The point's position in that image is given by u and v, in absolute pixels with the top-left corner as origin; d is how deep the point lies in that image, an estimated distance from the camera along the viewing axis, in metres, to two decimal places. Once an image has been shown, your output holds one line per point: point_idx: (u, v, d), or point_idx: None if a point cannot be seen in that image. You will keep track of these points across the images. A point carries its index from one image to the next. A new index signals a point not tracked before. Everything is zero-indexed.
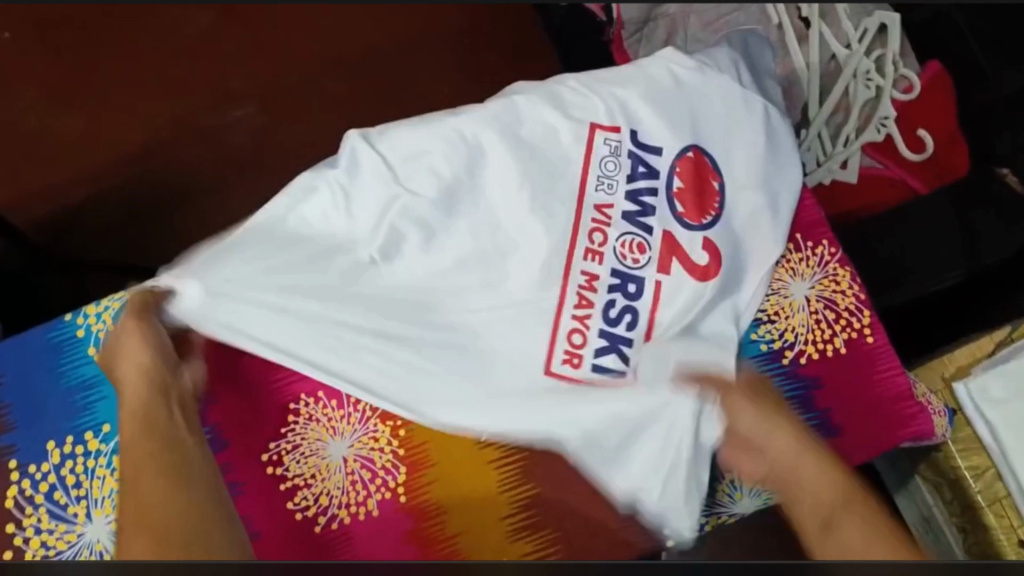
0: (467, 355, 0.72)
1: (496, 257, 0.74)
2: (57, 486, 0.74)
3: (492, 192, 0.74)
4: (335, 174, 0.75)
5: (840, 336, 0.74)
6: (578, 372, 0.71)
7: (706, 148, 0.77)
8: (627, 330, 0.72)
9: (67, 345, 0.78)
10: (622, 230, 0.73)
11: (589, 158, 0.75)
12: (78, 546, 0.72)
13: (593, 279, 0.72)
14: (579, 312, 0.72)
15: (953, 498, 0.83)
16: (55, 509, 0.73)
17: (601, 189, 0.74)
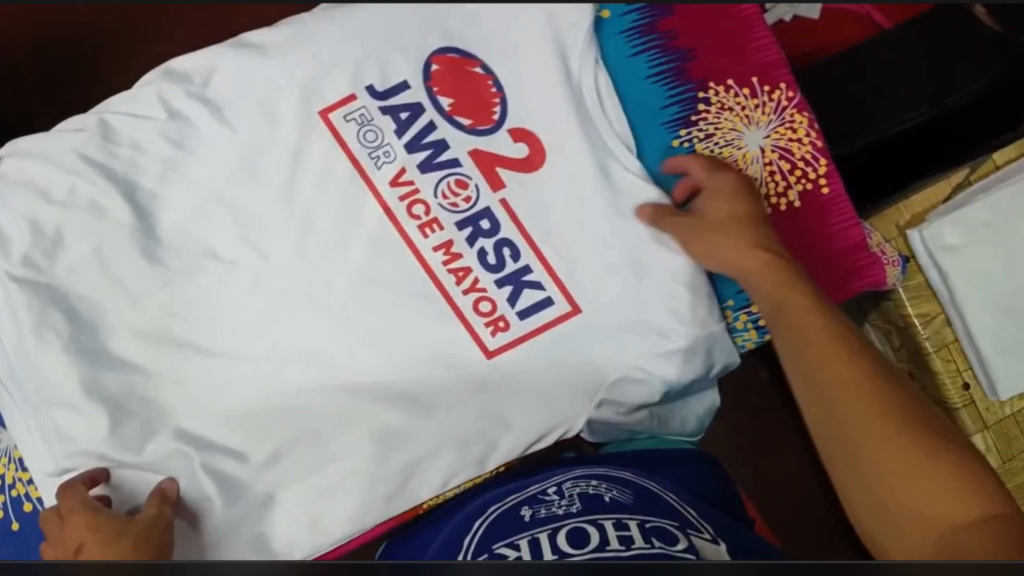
0: (350, 285, 0.68)
1: (298, 157, 0.68)
2: None
3: (267, 117, 0.68)
4: (116, 159, 0.69)
5: (795, 188, 0.70)
6: (511, 333, 0.68)
7: (445, 47, 0.70)
8: (515, 263, 0.68)
9: None
10: (436, 179, 0.68)
11: (342, 145, 0.68)
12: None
13: (450, 249, 0.68)
14: (467, 286, 0.68)
15: (901, 343, 0.82)
16: None
17: (381, 163, 0.68)
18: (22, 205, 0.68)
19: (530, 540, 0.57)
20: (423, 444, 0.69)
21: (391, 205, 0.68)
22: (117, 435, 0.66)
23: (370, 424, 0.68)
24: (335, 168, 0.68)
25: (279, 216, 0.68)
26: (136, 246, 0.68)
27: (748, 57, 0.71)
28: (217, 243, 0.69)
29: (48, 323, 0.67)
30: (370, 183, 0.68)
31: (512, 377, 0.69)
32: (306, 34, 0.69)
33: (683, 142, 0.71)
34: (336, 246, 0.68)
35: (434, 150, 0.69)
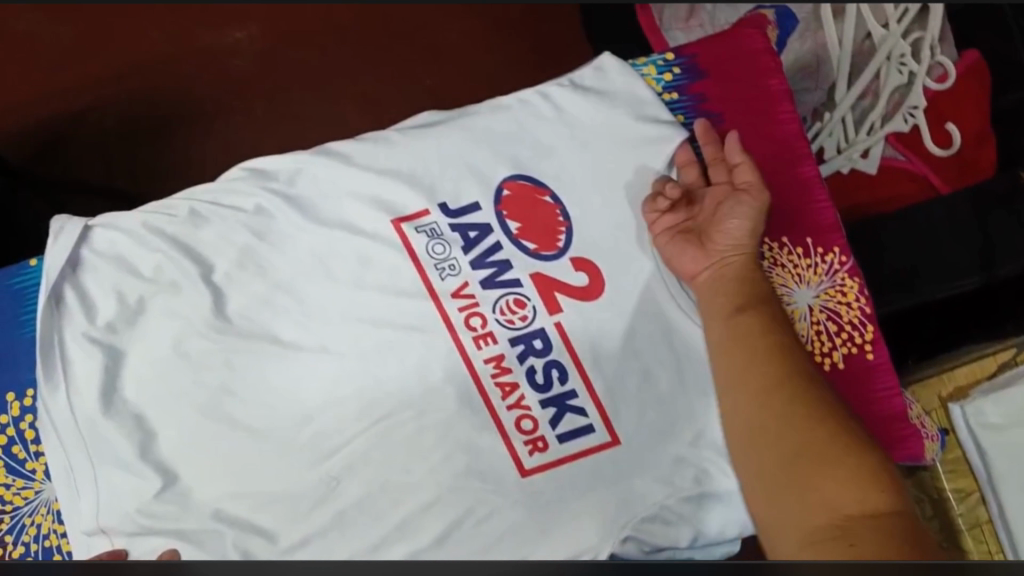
0: (398, 386, 0.69)
1: (371, 257, 0.73)
2: (16, 440, 0.72)
3: (348, 222, 0.74)
4: (200, 243, 0.74)
5: (840, 350, 0.71)
6: (548, 455, 0.69)
7: (518, 175, 0.75)
8: (562, 385, 0.70)
9: (27, 294, 0.74)
10: (495, 297, 0.72)
11: (412, 255, 0.73)
12: (36, 503, 0.71)
13: (500, 362, 0.71)
14: (511, 402, 0.70)
15: (931, 514, 0.77)
16: (13, 463, 0.72)
17: (447, 275, 0.73)
18: (107, 278, 0.73)
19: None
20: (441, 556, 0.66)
21: (449, 314, 0.72)
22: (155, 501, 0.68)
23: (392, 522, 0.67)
24: (402, 275, 0.72)
25: (340, 311, 0.72)
26: (207, 323, 0.72)
27: (805, 215, 0.74)
28: (275, 330, 0.72)
29: (116, 392, 0.71)
30: (433, 291, 0.72)
31: (540, 497, 0.67)
32: (391, 151, 0.75)
33: None
34: (394, 347, 0.71)
35: (497, 268, 0.73)
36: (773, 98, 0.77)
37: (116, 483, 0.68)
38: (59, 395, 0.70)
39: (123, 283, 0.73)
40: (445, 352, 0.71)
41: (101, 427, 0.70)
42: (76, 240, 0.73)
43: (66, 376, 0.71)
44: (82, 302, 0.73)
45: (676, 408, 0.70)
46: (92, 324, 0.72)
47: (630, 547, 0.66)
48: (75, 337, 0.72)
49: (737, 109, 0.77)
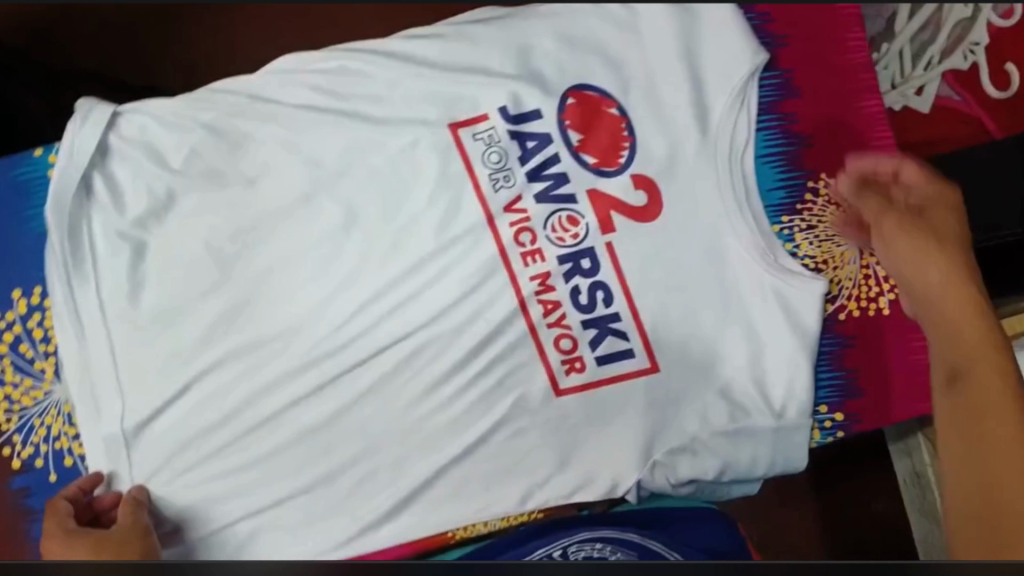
0: (437, 304, 0.70)
1: (409, 172, 0.69)
2: (23, 338, 0.69)
3: (385, 133, 0.69)
4: (227, 145, 0.69)
5: (887, 296, 0.70)
6: (585, 375, 0.70)
7: (582, 82, 0.70)
8: (606, 306, 0.70)
9: (34, 186, 0.69)
10: (547, 212, 0.70)
11: (468, 164, 0.69)
12: (46, 404, 0.69)
13: (545, 279, 0.70)
14: (553, 318, 0.71)
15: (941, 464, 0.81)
16: (20, 362, 0.69)
17: (501, 188, 0.70)
18: (137, 167, 0.69)
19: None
20: (464, 469, 0.70)
21: (500, 230, 0.70)
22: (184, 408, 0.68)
23: (426, 441, 0.70)
24: (441, 194, 0.70)
25: (380, 221, 0.70)
26: (236, 232, 0.69)
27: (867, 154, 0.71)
28: (306, 242, 0.69)
29: (147, 290, 0.69)
30: (486, 204, 0.70)
31: (569, 419, 0.70)
32: (434, 57, 0.70)
33: (783, 228, 0.71)
34: (431, 269, 0.70)
35: (554, 182, 0.70)
36: (844, 20, 0.72)
37: (146, 384, 0.68)
38: (80, 294, 0.68)
39: (142, 182, 0.69)
40: (489, 272, 0.70)
41: (129, 331, 0.68)
42: (105, 125, 0.68)
43: (88, 275, 0.68)
44: (100, 199, 0.68)
45: (717, 342, 0.69)
46: (113, 222, 0.68)
47: (654, 476, 0.69)
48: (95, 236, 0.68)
49: (812, 28, 0.72)
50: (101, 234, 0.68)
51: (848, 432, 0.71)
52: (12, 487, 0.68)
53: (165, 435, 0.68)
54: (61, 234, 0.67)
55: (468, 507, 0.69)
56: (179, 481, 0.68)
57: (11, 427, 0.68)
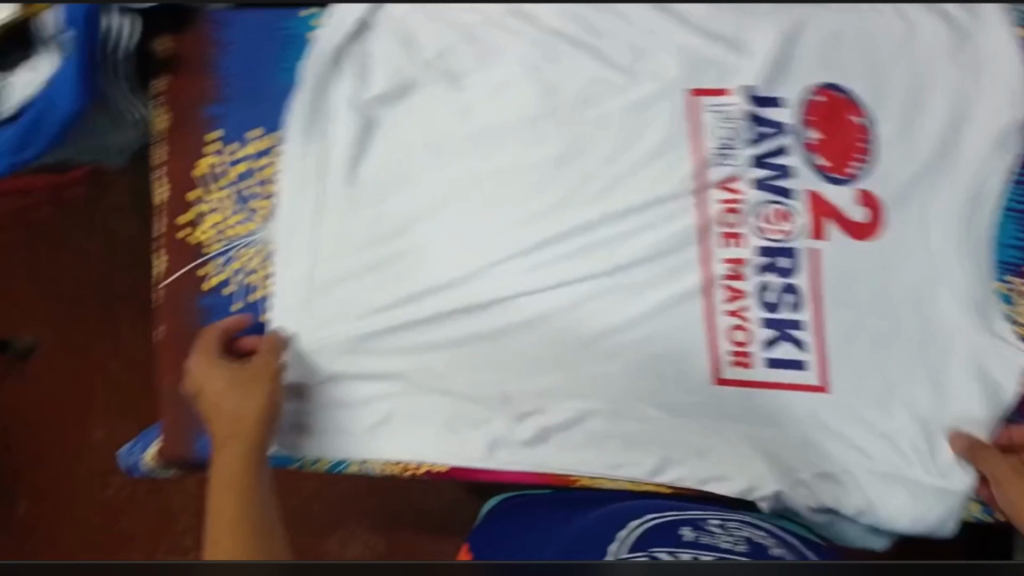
0: (624, 264, 0.69)
1: (637, 121, 0.67)
2: (247, 175, 0.73)
3: (625, 78, 0.68)
4: (472, 50, 0.70)
5: None
6: (751, 372, 0.70)
7: (835, 83, 0.68)
8: (793, 312, 0.68)
9: (291, 42, 0.74)
10: (761, 200, 0.67)
11: (695, 131, 0.67)
12: (251, 240, 0.73)
13: (739, 266, 0.68)
14: (733, 308, 0.69)
15: None
16: (240, 196, 0.73)
17: (722, 163, 0.67)
18: (387, 47, 0.71)
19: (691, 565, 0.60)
20: (609, 425, 0.72)
21: (707, 205, 0.67)
22: (363, 284, 0.72)
23: (579, 388, 0.72)
24: (662, 151, 0.67)
25: (598, 164, 0.68)
26: (454, 131, 0.69)
27: None
28: (513, 164, 0.68)
29: (359, 166, 0.71)
30: (700, 175, 0.67)
31: (726, 408, 0.71)
32: (694, 18, 0.69)
33: (1006, 290, 0.71)
34: (628, 226, 0.69)
35: (777, 173, 0.67)
36: None
37: (336, 249, 0.71)
38: (301, 150, 0.71)
39: (385, 63, 0.71)
40: (683, 242, 0.68)
41: (333, 198, 0.71)
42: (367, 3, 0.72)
43: (310, 136, 0.71)
44: (344, 72, 0.72)
45: (895, 381, 0.68)
46: (346, 92, 0.71)
47: (797, 492, 0.71)
48: (330, 102, 0.72)
49: None
50: (334, 101, 0.72)
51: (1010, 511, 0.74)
52: (200, 304, 0.74)
53: (342, 303, 0.72)
54: (307, 92, 0.72)
55: (599, 458, 0.73)
56: (340, 351, 0.72)
57: (215, 251, 0.74)
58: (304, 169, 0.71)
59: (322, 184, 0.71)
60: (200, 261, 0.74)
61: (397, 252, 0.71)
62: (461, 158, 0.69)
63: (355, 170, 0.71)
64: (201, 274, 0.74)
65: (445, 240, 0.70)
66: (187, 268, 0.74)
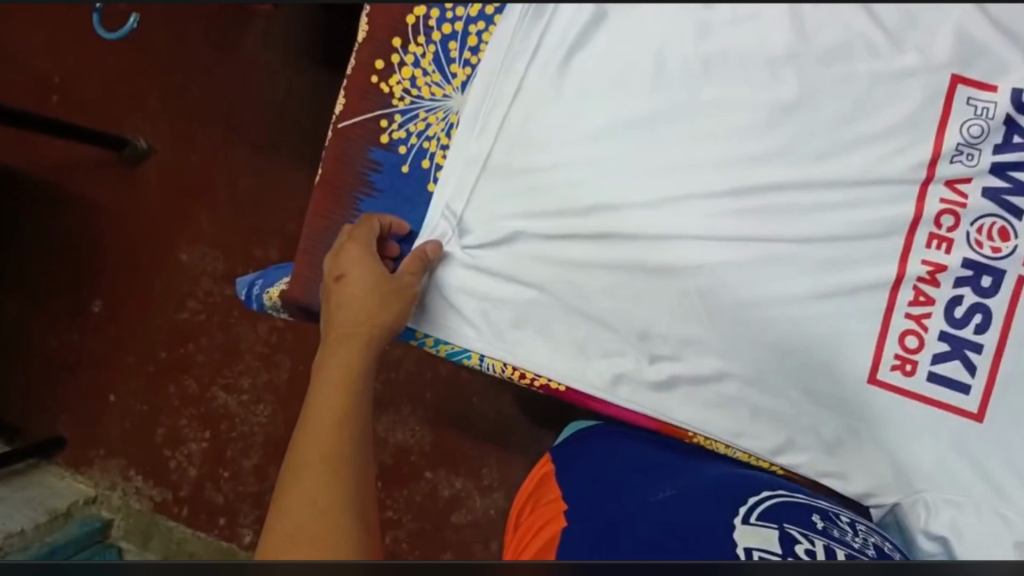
0: (815, 231, 0.65)
1: (880, 91, 0.64)
2: (455, 38, 0.70)
3: (887, 43, 0.63)
4: None
5: None
6: (907, 381, 0.65)
7: None
8: (974, 333, 0.64)
9: None
10: (984, 210, 0.64)
11: (945, 119, 0.63)
12: (438, 106, 0.71)
13: (936, 271, 0.64)
14: (916, 312, 0.65)
15: None
16: (441, 56, 0.70)
17: (958, 160, 0.63)
18: None
19: (826, 544, 0.54)
20: (742, 394, 0.67)
21: (928, 200, 0.64)
22: (540, 179, 0.68)
23: (719, 345, 0.66)
24: (896, 128, 0.64)
25: (827, 126, 0.64)
26: (691, 53, 0.65)
27: None
28: (741, 104, 0.65)
29: (578, 59, 0.67)
30: (933, 167, 0.63)
31: (867, 406, 0.66)
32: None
33: None
34: (832, 194, 0.64)
35: (1011, 187, 0.63)
36: None
37: (526, 136, 0.68)
38: (529, 26, 0.68)
39: None
40: (887, 230, 0.64)
41: (540, 84, 0.68)
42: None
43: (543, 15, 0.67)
44: None
45: None
46: None
47: (912, 512, 0.65)
48: None
49: None
50: None
51: None
52: (371, 156, 0.72)
53: (516, 192, 0.69)
54: None
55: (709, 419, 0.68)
56: (498, 242, 0.69)
57: (400, 106, 0.71)
58: (522, 47, 0.68)
59: (537, 66, 0.68)
60: (384, 113, 0.72)
61: (586, 157, 0.67)
62: (687, 84, 0.66)
63: (574, 64, 0.67)
64: (380, 126, 0.72)
65: (639, 159, 0.66)
66: (366, 115, 0.72)
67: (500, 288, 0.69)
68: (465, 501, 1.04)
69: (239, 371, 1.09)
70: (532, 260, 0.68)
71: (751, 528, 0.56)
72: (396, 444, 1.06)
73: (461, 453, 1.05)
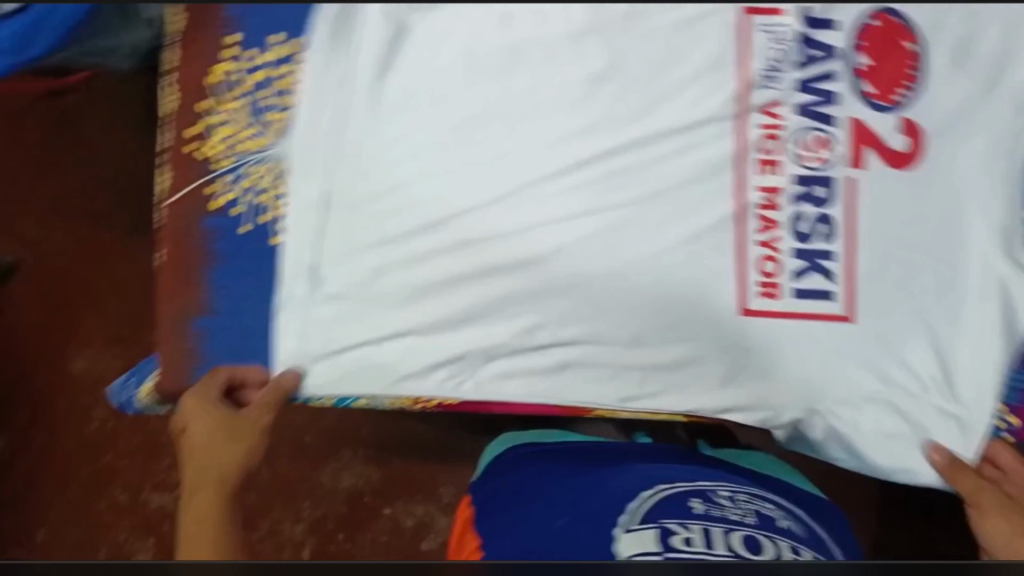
0: (646, 188, 0.67)
1: (674, 42, 0.65)
2: (264, 85, 0.68)
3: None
4: None
5: None
6: (776, 303, 0.67)
7: (892, 10, 0.66)
8: (824, 244, 0.67)
9: None
10: (804, 125, 0.66)
11: (743, 51, 0.66)
12: (263, 157, 0.68)
13: (774, 196, 0.66)
14: (766, 238, 0.67)
15: None
16: (255, 106, 0.68)
17: (766, 85, 0.66)
18: None
19: (702, 527, 0.59)
20: (625, 359, 0.69)
21: (749, 128, 0.66)
22: (375, 209, 0.66)
23: (596, 320, 0.67)
24: (696, 74, 0.66)
25: (640, 83, 0.66)
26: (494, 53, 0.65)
27: None
28: (557, 81, 0.65)
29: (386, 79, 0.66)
30: (744, 98, 0.66)
31: (747, 340, 0.68)
32: None
33: None
34: (653, 150, 0.66)
35: (819, 99, 0.66)
36: None
37: (352, 168, 0.66)
38: (330, 60, 0.66)
39: None
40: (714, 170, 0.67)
41: (355, 113, 0.66)
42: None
43: (342, 45, 0.66)
44: None
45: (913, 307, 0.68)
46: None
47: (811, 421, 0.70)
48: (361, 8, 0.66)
49: None
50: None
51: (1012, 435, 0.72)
52: (205, 225, 0.70)
53: (360, 227, 0.67)
54: None
55: (605, 393, 0.69)
56: (356, 280, 0.67)
57: (225, 167, 0.69)
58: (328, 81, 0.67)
59: (347, 97, 0.66)
60: (209, 177, 0.69)
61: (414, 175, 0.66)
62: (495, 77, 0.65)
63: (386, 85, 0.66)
64: (209, 193, 0.69)
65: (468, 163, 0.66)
66: (193, 184, 0.70)
67: (367, 322, 0.68)
68: (433, 525, 0.90)
69: (117, 469, 0.88)
70: (391, 291, 0.67)
71: (637, 534, 0.59)
72: (346, 488, 0.90)
73: (414, 477, 0.91)
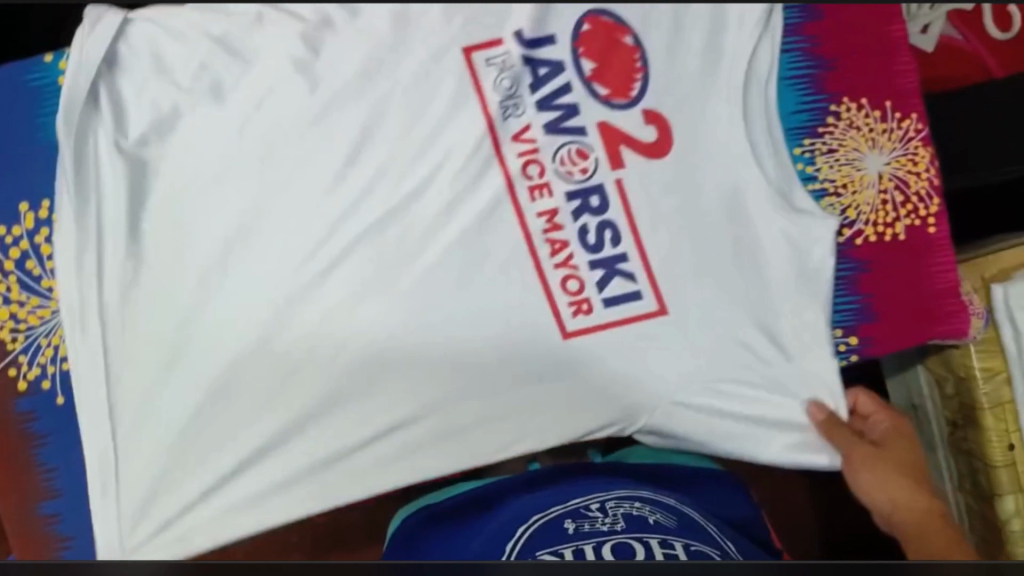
0: (436, 246, 0.67)
1: (409, 102, 0.67)
2: (30, 255, 0.67)
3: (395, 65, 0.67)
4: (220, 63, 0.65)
5: (904, 221, 0.69)
6: (590, 319, 0.67)
7: (599, 10, 0.67)
8: (615, 248, 0.67)
9: (46, 92, 0.66)
10: (558, 143, 0.67)
11: (478, 89, 0.66)
12: (53, 324, 0.67)
13: (553, 217, 0.67)
14: (559, 258, 0.67)
15: (953, 393, 0.73)
16: (27, 280, 0.67)
17: (510, 115, 0.67)
18: (141, 81, 0.65)
19: (574, 547, 0.59)
20: (470, 413, 0.68)
21: (508, 161, 0.67)
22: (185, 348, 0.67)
23: (434, 380, 0.68)
24: (441, 125, 0.67)
25: (394, 150, 0.67)
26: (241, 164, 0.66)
27: (889, 77, 0.69)
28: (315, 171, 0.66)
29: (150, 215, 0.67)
30: (494, 134, 0.67)
31: (578, 357, 0.67)
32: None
33: (801, 151, 0.68)
34: (430, 210, 0.67)
35: (564, 112, 0.67)
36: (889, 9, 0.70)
37: (145, 310, 0.67)
38: (83, 216, 0.66)
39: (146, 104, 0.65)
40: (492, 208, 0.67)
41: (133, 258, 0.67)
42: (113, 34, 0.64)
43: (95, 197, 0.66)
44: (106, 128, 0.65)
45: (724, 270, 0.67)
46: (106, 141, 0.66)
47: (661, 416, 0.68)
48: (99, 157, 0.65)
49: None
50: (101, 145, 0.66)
51: (859, 356, 0.69)
52: (19, 409, 0.67)
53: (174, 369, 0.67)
54: (66, 147, 0.65)
55: (464, 450, 0.68)
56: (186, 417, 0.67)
57: (18, 347, 0.67)
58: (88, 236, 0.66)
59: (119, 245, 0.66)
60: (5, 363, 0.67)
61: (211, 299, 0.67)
62: (252, 183, 0.66)
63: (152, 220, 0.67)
64: (10, 377, 0.67)
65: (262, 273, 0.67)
66: None
67: (210, 455, 0.67)
68: None
69: None
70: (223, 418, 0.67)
71: None
72: None
73: None
